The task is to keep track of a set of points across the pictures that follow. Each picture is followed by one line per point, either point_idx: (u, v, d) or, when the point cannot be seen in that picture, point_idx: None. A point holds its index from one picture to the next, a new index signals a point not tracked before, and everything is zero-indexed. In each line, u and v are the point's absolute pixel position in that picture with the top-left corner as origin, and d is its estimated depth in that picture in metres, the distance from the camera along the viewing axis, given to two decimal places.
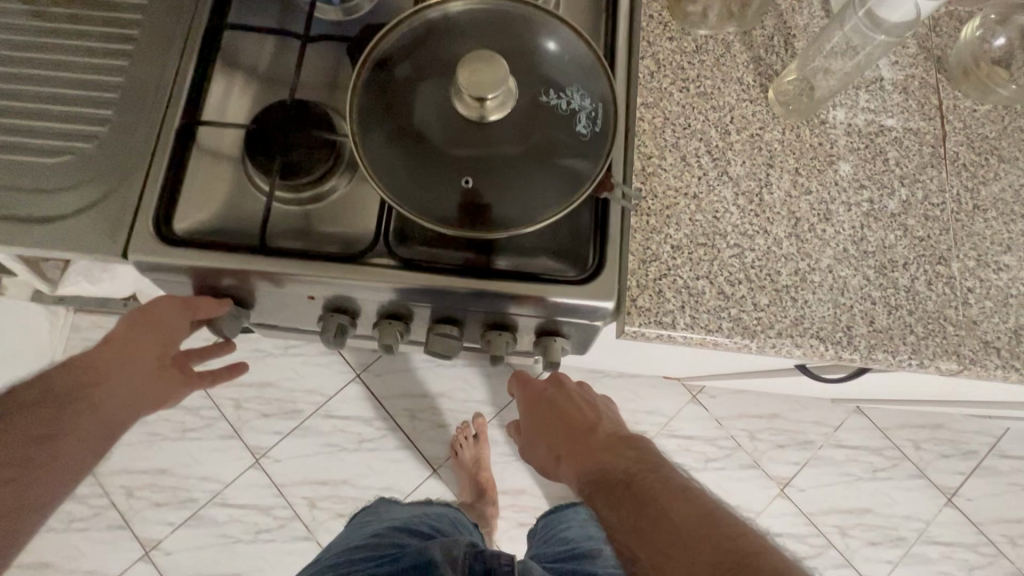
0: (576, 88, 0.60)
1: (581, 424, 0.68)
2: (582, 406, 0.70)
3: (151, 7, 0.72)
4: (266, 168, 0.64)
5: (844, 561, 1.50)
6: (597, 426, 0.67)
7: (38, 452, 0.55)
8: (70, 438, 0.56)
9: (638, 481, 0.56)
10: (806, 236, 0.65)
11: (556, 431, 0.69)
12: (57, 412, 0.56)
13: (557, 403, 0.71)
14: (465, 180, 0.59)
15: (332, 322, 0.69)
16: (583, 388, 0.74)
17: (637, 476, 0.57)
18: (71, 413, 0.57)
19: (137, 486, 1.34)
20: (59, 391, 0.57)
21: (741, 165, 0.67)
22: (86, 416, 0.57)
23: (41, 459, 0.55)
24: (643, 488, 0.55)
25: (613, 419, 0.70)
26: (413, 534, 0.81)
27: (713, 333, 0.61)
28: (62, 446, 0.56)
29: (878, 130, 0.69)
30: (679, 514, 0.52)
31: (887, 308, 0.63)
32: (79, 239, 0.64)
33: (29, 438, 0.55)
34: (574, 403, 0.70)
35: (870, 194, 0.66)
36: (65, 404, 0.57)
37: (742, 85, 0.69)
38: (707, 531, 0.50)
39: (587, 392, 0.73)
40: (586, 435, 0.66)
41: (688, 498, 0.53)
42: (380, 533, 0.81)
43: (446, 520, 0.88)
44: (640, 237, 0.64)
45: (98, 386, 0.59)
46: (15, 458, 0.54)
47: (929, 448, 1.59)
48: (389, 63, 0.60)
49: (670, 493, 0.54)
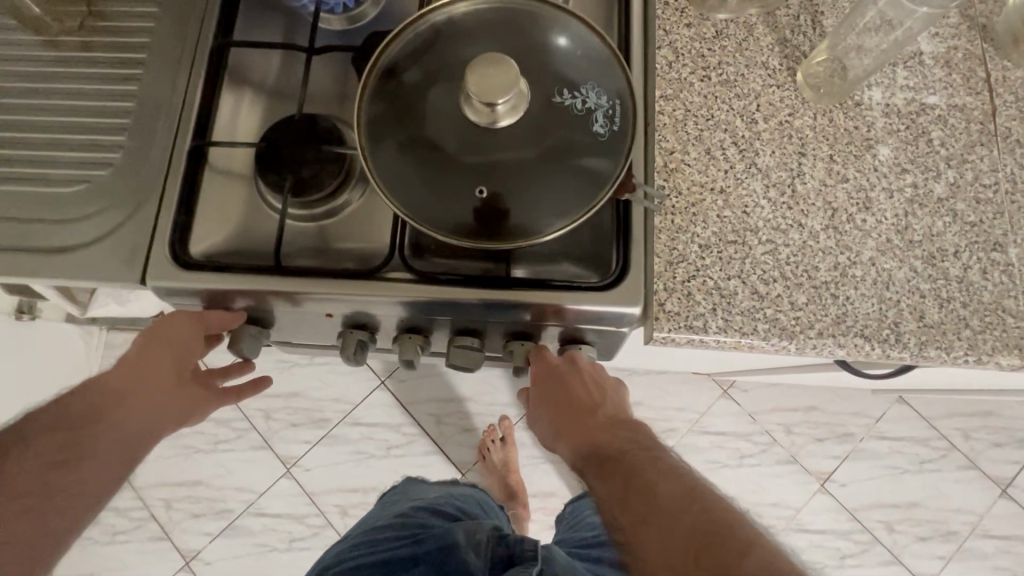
0: (591, 85, 0.57)
1: (586, 404, 0.62)
2: (592, 388, 0.63)
3: (159, 29, 0.72)
4: (277, 186, 0.63)
5: (891, 558, 1.44)
6: (601, 406, 0.62)
7: (56, 478, 0.54)
8: (88, 463, 0.56)
9: (628, 457, 0.54)
10: (844, 227, 0.61)
11: (559, 409, 0.63)
12: (72, 438, 0.56)
13: (568, 385, 0.64)
14: (478, 188, 0.56)
15: (351, 339, 0.68)
16: (596, 369, 0.66)
17: (630, 454, 0.55)
18: (86, 438, 0.57)
19: (174, 498, 1.37)
20: (74, 417, 0.57)
21: (770, 155, 0.63)
22: (104, 439, 0.57)
23: (59, 485, 0.54)
24: (631, 464, 0.53)
25: (623, 403, 0.64)
26: (438, 514, 0.79)
27: (749, 336, 0.58)
28: (82, 470, 0.55)
29: (919, 109, 0.64)
30: (663, 487, 0.50)
31: (938, 300, 0.58)
32: (101, 267, 0.64)
33: (46, 465, 0.55)
34: (586, 380, 0.64)
35: (913, 178, 0.62)
36: (80, 428, 0.57)
37: (767, 69, 0.65)
38: (687, 505, 0.48)
39: (603, 376, 0.65)
40: (589, 414, 0.61)
41: (675, 475, 0.51)
42: (404, 513, 0.79)
43: (473, 501, 0.86)
44: (665, 238, 0.61)
45: (115, 408, 0.58)
46: (33, 486, 0.54)
47: (979, 438, 1.51)
48: (396, 71, 0.58)
49: (659, 469, 0.52)
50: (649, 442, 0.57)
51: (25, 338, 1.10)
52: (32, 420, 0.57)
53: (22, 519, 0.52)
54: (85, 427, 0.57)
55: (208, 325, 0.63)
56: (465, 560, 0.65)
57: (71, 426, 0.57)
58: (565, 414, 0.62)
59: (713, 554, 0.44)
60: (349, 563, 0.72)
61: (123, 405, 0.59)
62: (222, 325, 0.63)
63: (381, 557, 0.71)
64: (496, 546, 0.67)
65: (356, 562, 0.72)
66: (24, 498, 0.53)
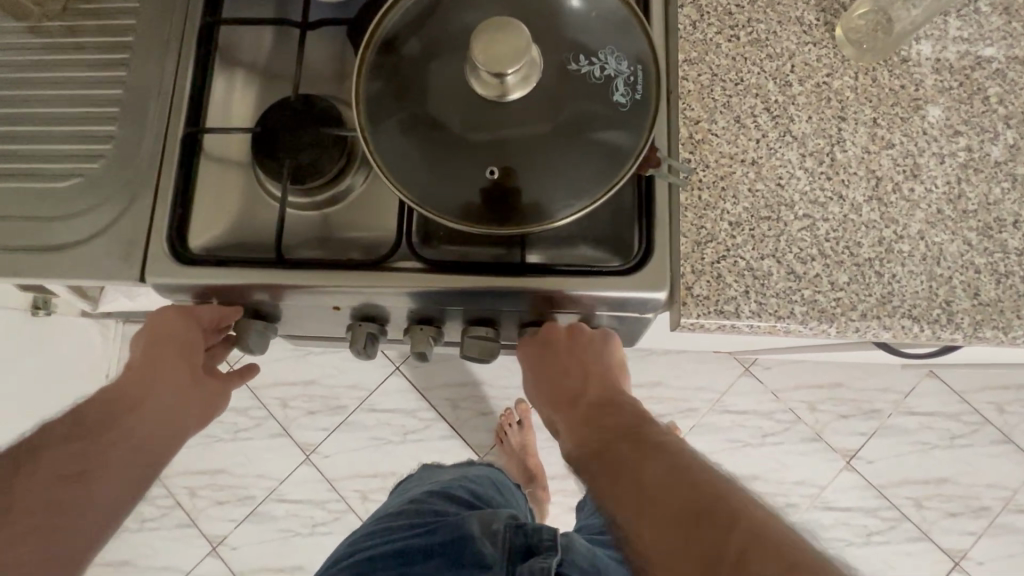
0: (609, 51, 0.52)
1: (580, 388, 0.57)
2: (578, 371, 0.58)
3: (145, 8, 0.68)
4: (275, 173, 0.59)
5: (920, 535, 1.41)
6: (588, 385, 0.57)
7: (69, 491, 0.51)
8: (103, 472, 0.53)
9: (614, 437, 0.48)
10: (890, 199, 0.55)
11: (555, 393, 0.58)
12: (85, 447, 0.53)
13: (562, 364, 0.59)
14: (488, 169, 0.52)
15: (361, 331, 0.65)
16: (578, 339, 0.60)
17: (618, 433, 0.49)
18: (101, 445, 0.54)
19: (198, 486, 1.38)
20: (86, 424, 0.54)
21: (807, 121, 0.57)
22: (118, 446, 0.55)
23: (73, 499, 0.51)
24: (615, 444, 0.47)
25: (613, 373, 0.58)
26: (452, 499, 0.77)
27: (785, 320, 0.53)
28: (96, 481, 0.52)
29: (973, 64, 0.57)
30: (644, 465, 0.44)
31: (995, 276, 0.53)
32: (102, 263, 0.61)
33: (59, 478, 0.51)
34: (566, 358, 0.59)
35: (967, 140, 0.56)
36: (95, 435, 0.54)
37: (803, 25, 0.59)
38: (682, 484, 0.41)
39: (584, 346, 0.60)
40: (581, 398, 0.56)
41: (659, 453, 0.45)
42: (417, 499, 0.78)
43: (489, 483, 0.85)
44: (692, 216, 0.56)
45: (128, 413, 0.56)
46: (43, 502, 0.50)
47: (1014, 411, 1.45)
48: (396, 43, 0.54)
49: (648, 445, 0.46)
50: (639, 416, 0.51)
51: (37, 337, 1.08)
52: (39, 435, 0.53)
53: (33, 538, 0.48)
54: (99, 434, 0.54)
55: (200, 317, 0.62)
56: (481, 552, 0.63)
57: (83, 435, 0.54)
58: (560, 399, 0.58)
59: (719, 540, 0.37)
60: (364, 552, 0.71)
61: (136, 407, 0.57)
62: (224, 320, 0.63)
63: (395, 547, 0.69)
64: (513, 536, 0.63)
65: (369, 553, 0.71)
66: (33, 517, 0.49)
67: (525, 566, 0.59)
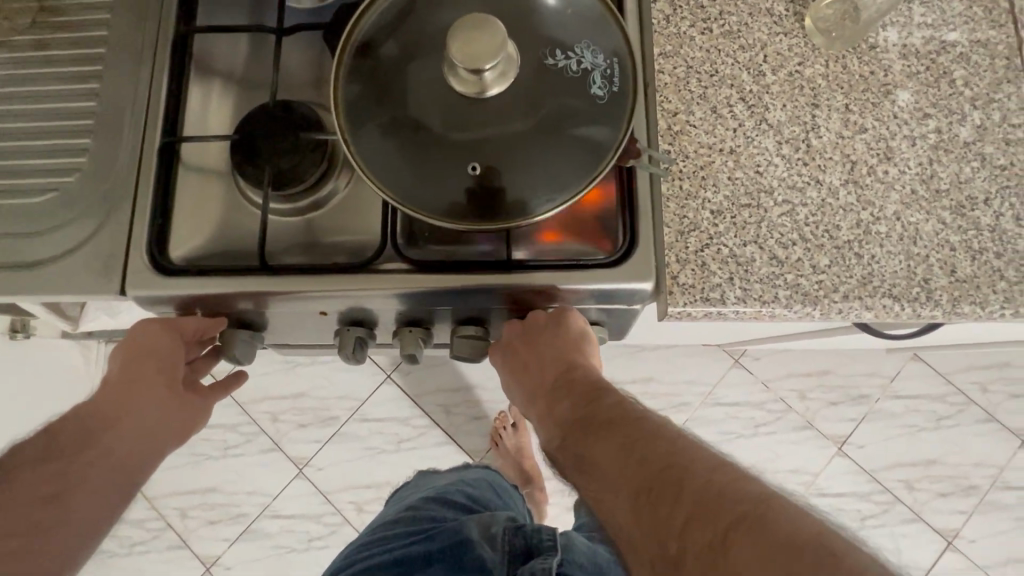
0: (585, 45, 0.53)
1: (546, 377, 0.57)
2: (536, 362, 0.58)
3: (116, 19, 0.67)
4: (255, 180, 0.58)
5: (913, 516, 1.43)
6: (549, 372, 0.57)
7: (47, 512, 0.51)
8: (81, 490, 0.53)
9: (578, 426, 0.49)
10: (865, 182, 0.56)
11: (527, 386, 0.59)
12: (62, 466, 0.52)
13: (530, 356, 0.59)
14: (469, 166, 0.52)
15: (349, 336, 0.64)
16: (533, 326, 0.60)
17: (577, 422, 0.50)
18: (78, 464, 0.53)
19: (189, 506, 1.35)
20: (61, 444, 0.53)
21: (781, 109, 0.58)
22: (97, 465, 0.54)
23: (52, 519, 0.51)
24: (579, 435, 0.48)
25: (568, 348, 0.57)
26: (448, 504, 0.77)
27: (769, 305, 0.54)
28: (75, 500, 0.52)
29: (938, 48, 0.59)
30: (602, 455, 0.45)
31: (969, 253, 0.55)
32: (82, 277, 0.60)
33: (36, 499, 0.51)
34: (524, 354, 0.59)
35: (937, 122, 0.57)
36: (71, 455, 0.53)
37: (773, 16, 0.61)
38: (633, 463, 0.42)
39: (538, 333, 0.59)
40: (548, 387, 0.56)
41: (617, 439, 0.45)
42: (414, 506, 0.78)
43: (485, 485, 0.85)
44: (674, 206, 0.57)
45: (105, 431, 0.55)
46: (20, 524, 0.50)
47: (997, 390, 1.49)
48: (373, 46, 0.54)
49: (602, 428, 0.47)
50: (597, 394, 0.52)
51: (42, 348, 1.09)
52: (15, 453, 0.52)
53: (13, 560, 0.48)
54: (75, 453, 0.53)
55: (182, 329, 0.60)
56: (480, 556, 0.63)
57: (60, 454, 0.53)
58: (532, 391, 0.58)
59: (672, 509, 0.38)
60: (361, 563, 0.70)
61: (115, 423, 0.55)
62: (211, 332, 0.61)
63: (393, 556, 0.68)
64: (512, 538, 0.63)
65: (367, 563, 0.69)
66: (10, 540, 0.49)
67: (525, 567, 0.59)
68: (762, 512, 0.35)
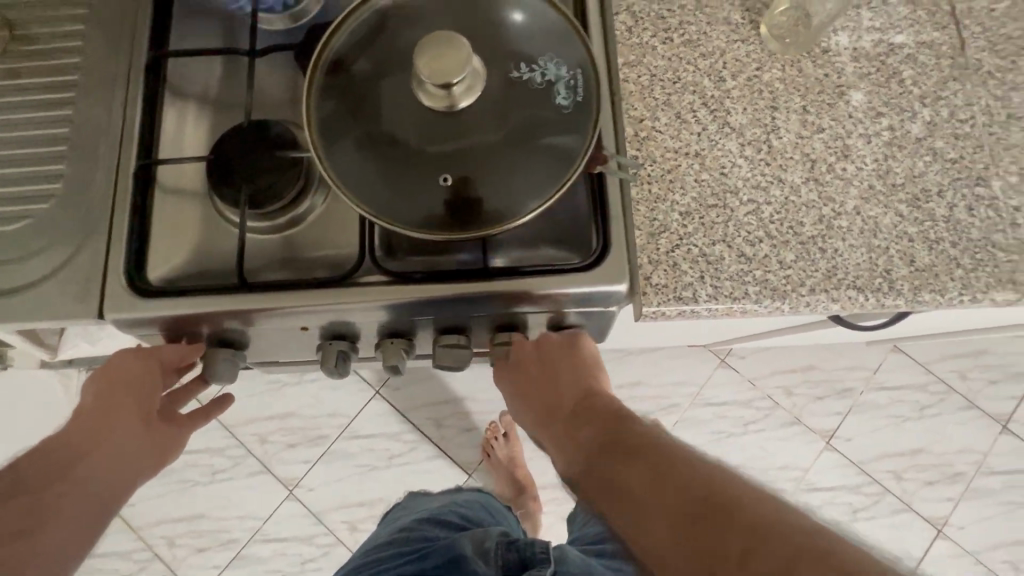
0: (548, 58, 0.55)
1: (564, 402, 0.57)
2: (553, 387, 0.59)
3: (89, 46, 0.68)
4: (231, 199, 0.59)
5: (902, 506, 1.45)
6: (566, 397, 0.57)
7: (16, 547, 0.50)
8: (55, 520, 0.52)
9: (602, 449, 0.47)
10: (825, 179, 0.59)
11: (541, 409, 0.58)
12: (33, 499, 0.52)
13: (549, 380, 0.60)
14: (442, 178, 0.54)
15: (331, 350, 0.65)
16: (548, 348, 0.63)
17: (600, 445, 0.48)
18: (51, 495, 0.52)
19: (178, 534, 1.33)
20: (33, 475, 0.53)
21: (742, 112, 0.61)
22: (71, 495, 0.53)
23: (22, 554, 0.50)
24: (604, 459, 0.46)
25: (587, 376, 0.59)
26: (441, 525, 0.76)
27: (740, 301, 0.56)
28: (47, 533, 0.51)
29: (887, 50, 0.62)
30: (631, 478, 0.42)
31: (927, 243, 0.57)
32: (59, 303, 0.60)
33: (6, 534, 0.50)
34: (537, 374, 0.61)
35: (889, 120, 0.60)
36: (43, 487, 0.52)
37: (730, 25, 0.63)
38: (650, 473, 0.42)
39: (558, 359, 0.61)
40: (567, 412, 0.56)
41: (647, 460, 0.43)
42: (406, 527, 0.78)
43: (478, 507, 0.84)
44: (644, 209, 0.59)
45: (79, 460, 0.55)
46: None
47: (976, 377, 1.52)
48: (344, 64, 0.56)
49: (630, 449, 0.45)
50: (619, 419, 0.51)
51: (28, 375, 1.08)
52: None
53: None
54: (47, 485, 0.53)
55: (162, 356, 0.61)
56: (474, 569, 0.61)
57: (30, 486, 0.52)
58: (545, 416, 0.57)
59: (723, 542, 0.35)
60: None
61: (91, 451, 0.55)
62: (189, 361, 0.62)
63: None
64: (505, 552, 0.63)
65: None
66: None
67: None
68: (819, 542, 0.33)
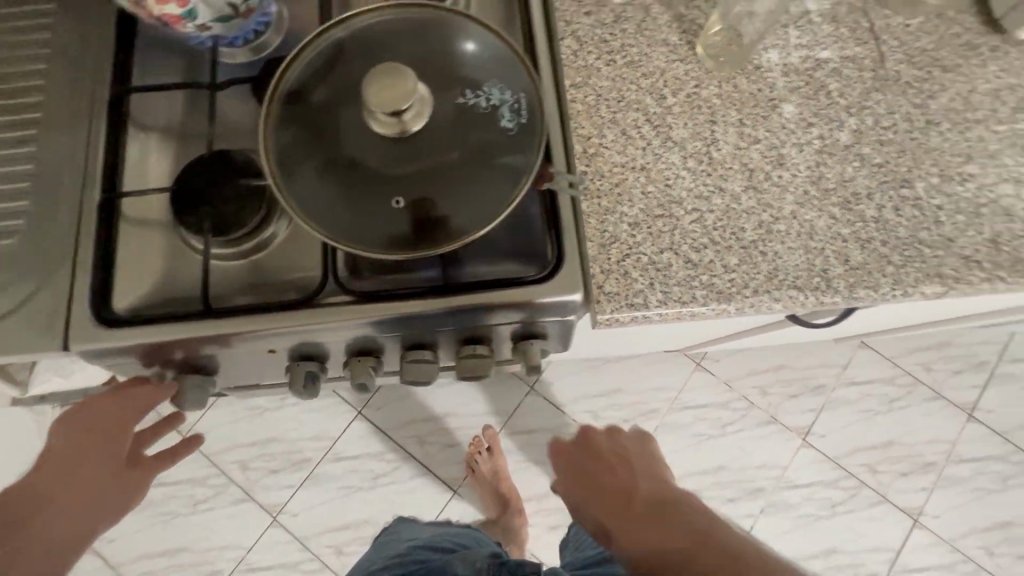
0: (494, 84, 0.58)
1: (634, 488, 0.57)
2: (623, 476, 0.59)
3: (52, 83, 0.70)
4: (195, 228, 0.61)
5: (879, 498, 1.49)
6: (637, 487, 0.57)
7: None
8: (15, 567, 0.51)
9: (697, 539, 0.47)
10: (762, 186, 0.62)
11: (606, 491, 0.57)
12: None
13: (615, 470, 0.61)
14: (396, 201, 0.56)
15: (300, 371, 0.66)
16: (619, 447, 0.65)
17: (691, 531, 0.47)
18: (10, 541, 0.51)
19: (159, 569, 1.31)
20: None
21: (683, 127, 0.64)
22: (32, 537, 0.52)
23: None
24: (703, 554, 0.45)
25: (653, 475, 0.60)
26: (436, 550, 0.80)
27: (688, 305, 0.59)
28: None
29: (814, 65, 0.66)
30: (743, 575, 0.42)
31: (859, 243, 0.61)
32: (25, 337, 0.61)
33: None
34: (600, 473, 0.61)
35: (819, 129, 0.64)
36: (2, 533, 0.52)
37: (669, 45, 0.67)
38: None
39: (626, 457, 0.63)
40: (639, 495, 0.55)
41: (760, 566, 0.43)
42: (400, 553, 0.81)
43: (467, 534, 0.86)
44: (595, 221, 0.62)
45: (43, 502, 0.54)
46: None
47: (941, 368, 1.58)
48: (299, 96, 0.58)
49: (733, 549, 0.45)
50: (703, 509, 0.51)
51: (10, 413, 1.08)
52: None
53: None
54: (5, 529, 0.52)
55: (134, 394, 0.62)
56: None
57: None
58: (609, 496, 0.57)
59: None
60: None
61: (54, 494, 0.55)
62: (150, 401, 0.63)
63: None
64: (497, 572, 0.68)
65: None
66: None
67: None
68: None
